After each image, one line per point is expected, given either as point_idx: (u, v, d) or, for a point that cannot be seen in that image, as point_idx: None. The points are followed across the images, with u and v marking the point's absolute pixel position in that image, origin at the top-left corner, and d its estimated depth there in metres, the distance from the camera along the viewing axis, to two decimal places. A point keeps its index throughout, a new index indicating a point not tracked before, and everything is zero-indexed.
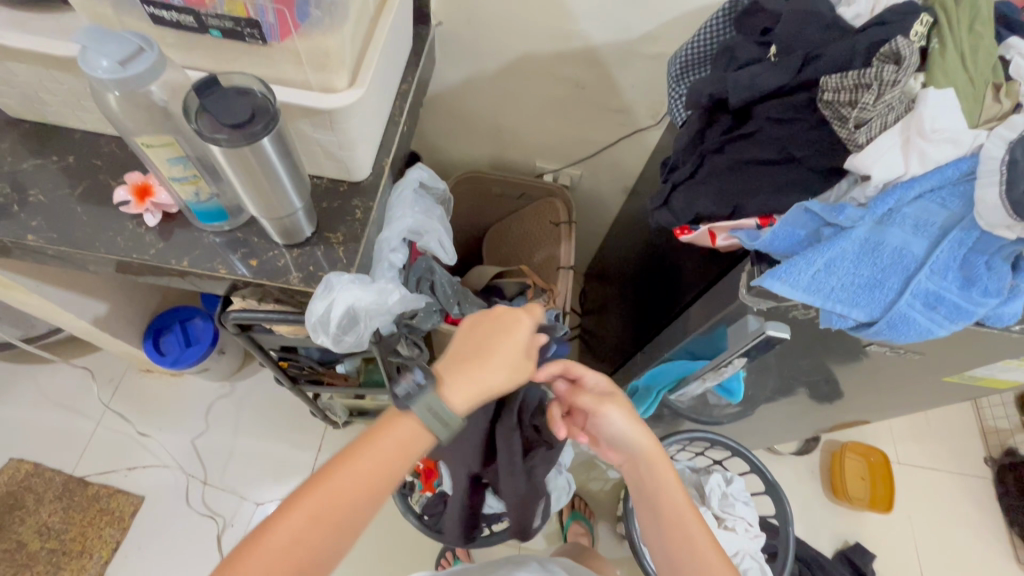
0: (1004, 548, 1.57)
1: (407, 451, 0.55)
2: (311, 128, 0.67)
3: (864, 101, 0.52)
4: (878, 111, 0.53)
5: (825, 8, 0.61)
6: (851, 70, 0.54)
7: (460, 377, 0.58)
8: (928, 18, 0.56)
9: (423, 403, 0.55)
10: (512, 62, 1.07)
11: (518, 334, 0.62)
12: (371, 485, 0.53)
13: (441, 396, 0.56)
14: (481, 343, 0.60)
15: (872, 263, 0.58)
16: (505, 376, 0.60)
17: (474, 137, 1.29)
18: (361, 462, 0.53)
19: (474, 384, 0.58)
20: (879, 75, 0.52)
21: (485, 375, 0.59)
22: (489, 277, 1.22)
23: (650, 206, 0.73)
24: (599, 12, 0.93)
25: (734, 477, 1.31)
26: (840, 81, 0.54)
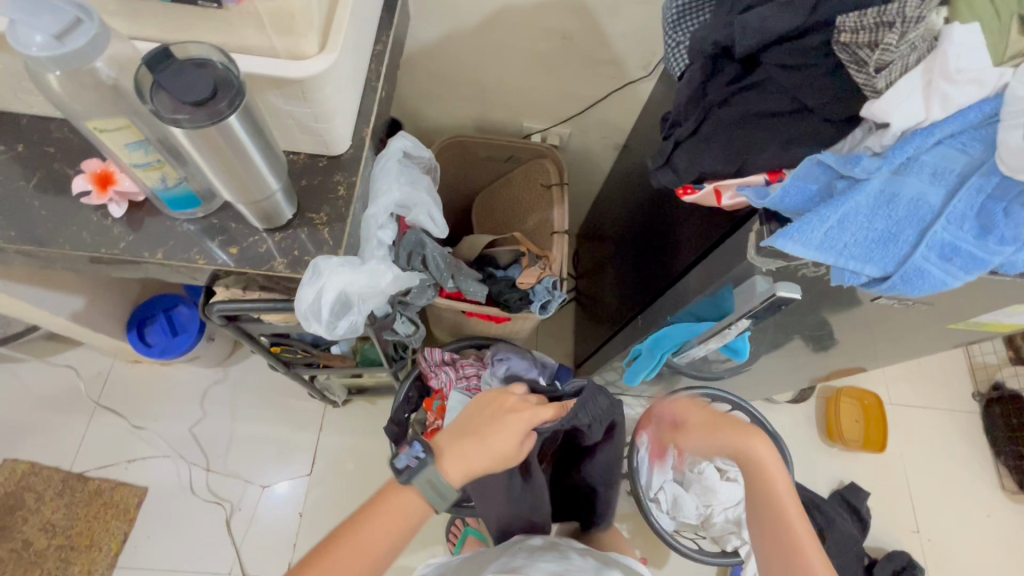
0: (991, 477, 1.64)
1: (404, 522, 0.66)
2: (283, 101, 0.61)
3: (886, 41, 0.48)
4: (901, 52, 0.49)
5: None
6: (870, 7, 0.50)
7: (461, 452, 0.69)
8: None
9: (423, 477, 0.66)
10: (493, 14, 0.99)
11: (519, 417, 0.73)
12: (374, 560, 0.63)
13: (439, 470, 0.67)
14: (473, 423, 0.72)
15: (887, 215, 0.56)
16: (496, 446, 0.70)
17: (456, 98, 1.22)
18: (363, 533, 0.63)
19: (469, 460, 0.68)
20: (902, 12, 0.48)
21: (473, 450, 0.69)
22: (483, 245, 1.18)
23: (650, 165, 0.70)
24: None
25: (735, 430, 1.33)
26: (859, 20, 0.49)
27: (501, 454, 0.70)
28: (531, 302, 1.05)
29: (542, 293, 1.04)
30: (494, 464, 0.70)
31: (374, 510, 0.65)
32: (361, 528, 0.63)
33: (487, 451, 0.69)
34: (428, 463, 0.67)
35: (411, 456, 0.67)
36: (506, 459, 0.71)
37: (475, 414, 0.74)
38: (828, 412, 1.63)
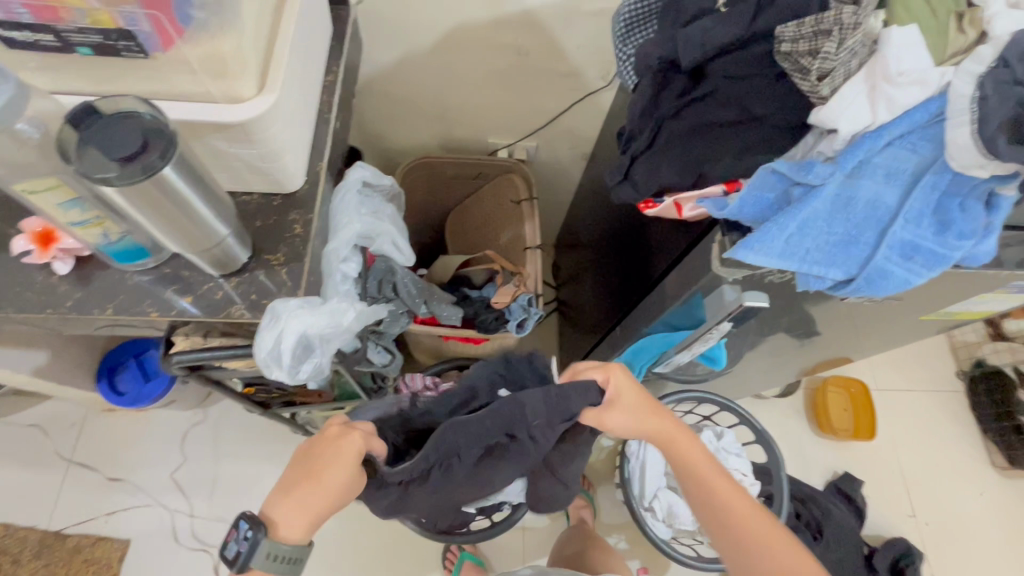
0: (980, 455, 1.65)
1: None
2: (226, 144, 0.59)
3: (826, 50, 0.48)
4: (841, 59, 0.48)
5: None
6: (806, 16, 0.49)
7: (294, 506, 0.55)
8: None
9: (264, 554, 0.52)
10: (446, 35, 0.98)
11: (352, 445, 0.60)
12: None
13: (278, 539, 0.54)
14: (298, 470, 0.58)
15: (846, 219, 0.55)
16: (331, 483, 0.57)
17: (418, 119, 1.21)
18: None
19: (304, 508, 0.56)
20: (838, 20, 0.47)
21: (307, 498, 0.56)
22: (456, 266, 1.17)
23: (610, 181, 0.68)
24: None
25: (725, 431, 1.32)
26: (798, 29, 0.49)
27: (333, 492, 0.57)
28: (508, 321, 1.04)
29: (518, 311, 1.03)
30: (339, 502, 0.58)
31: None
32: None
33: (320, 491, 0.57)
34: (258, 539, 0.52)
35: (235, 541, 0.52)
36: (345, 495, 0.58)
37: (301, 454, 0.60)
38: (816, 403, 1.63)
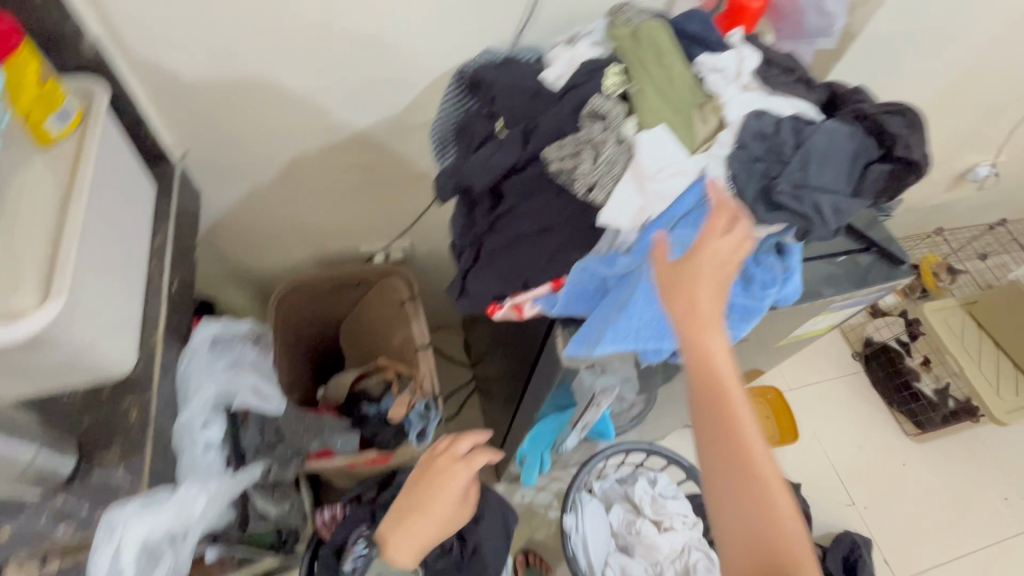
0: (892, 427, 1.77)
1: None
2: (19, 361, 0.55)
3: (583, 166, 0.52)
4: (601, 171, 0.53)
5: (527, 77, 0.58)
6: (565, 137, 0.53)
7: (401, 537, 0.71)
8: (618, 66, 0.55)
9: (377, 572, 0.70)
10: (285, 168, 0.99)
11: (452, 484, 0.75)
12: None
13: (387, 559, 0.70)
14: (411, 501, 0.74)
15: (661, 294, 0.59)
16: (428, 510, 0.73)
17: (283, 244, 1.19)
18: None
19: (412, 540, 0.71)
20: (583, 139, 0.52)
21: (413, 526, 0.72)
22: (350, 383, 1.13)
23: (451, 295, 0.69)
24: (351, 101, 0.89)
25: (658, 476, 1.33)
26: (559, 151, 0.53)
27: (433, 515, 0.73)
28: (408, 434, 1.01)
29: (417, 421, 1.01)
30: (434, 524, 0.73)
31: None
32: None
33: (425, 513, 0.73)
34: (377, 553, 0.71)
35: (356, 554, 0.78)
36: (445, 521, 0.73)
37: (423, 469, 0.77)
38: None
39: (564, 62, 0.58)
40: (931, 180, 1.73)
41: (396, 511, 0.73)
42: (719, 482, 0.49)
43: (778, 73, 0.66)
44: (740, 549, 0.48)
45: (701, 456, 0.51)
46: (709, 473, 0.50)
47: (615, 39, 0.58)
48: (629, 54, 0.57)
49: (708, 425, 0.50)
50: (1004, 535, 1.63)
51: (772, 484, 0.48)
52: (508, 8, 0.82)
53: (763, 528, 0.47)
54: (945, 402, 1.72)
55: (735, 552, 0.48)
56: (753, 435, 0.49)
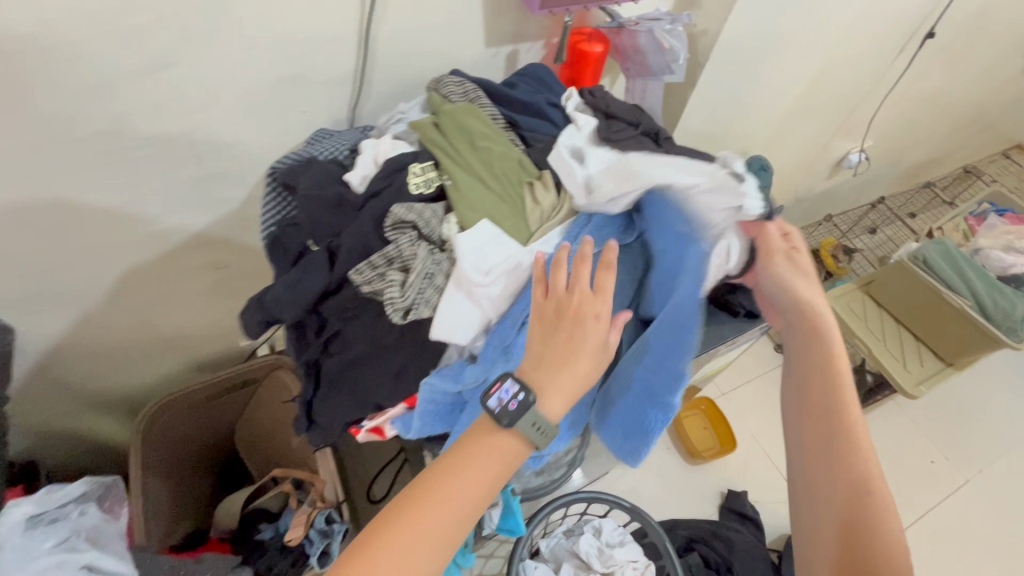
0: None
1: (497, 480, 0.44)
2: None
3: (396, 286, 0.45)
4: (420, 287, 0.45)
5: (327, 184, 0.51)
6: (372, 254, 0.46)
7: (547, 377, 0.44)
8: (420, 166, 0.49)
9: (528, 422, 0.43)
10: (117, 285, 0.85)
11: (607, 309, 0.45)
12: (458, 527, 0.41)
13: (540, 409, 0.43)
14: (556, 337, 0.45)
15: None
16: (581, 345, 0.44)
17: (142, 360, 1.04)
18: (432, 512, 0.41)
19: (565, 376, 0.44)
20: (390, 256, 0.45)
21: (562, 358, 0.44)
22: (242, 502, 1.00)
23: (298, 429, 0.59)
24: (176, 205, 0.78)
25: (602, 522, 1.27)
26: (366, 273, 0.45)
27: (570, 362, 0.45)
28: (310, 557, 0.89)
29: (318, 540, 0.89)
30: (594, 360, 0.44)
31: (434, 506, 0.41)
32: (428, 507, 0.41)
33: (590, 337, 0.45)
34: (530, 402, 0.43)
35: (507, 396, 0.43)
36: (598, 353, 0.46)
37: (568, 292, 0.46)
38: (680, 434, 1.67)
39: (367, 158, 0.51)
40: (812, 172, 1.82)
41: (535, 350, 0.45)
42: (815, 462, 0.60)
43: (621, 125, 0.61)
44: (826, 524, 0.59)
45: (797, 442, 0.62)
46: (808, 459, 0.60)
47: (420, 128, 0.52)
48: (440, 144, 0.51)
49: (808, 418, 0.60)
50: (941, 497, 1.69)
51: (856, 432, 0.59)
52: (335, 84, 0.74)
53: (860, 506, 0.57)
54: (863, 379, 1.79)
55: (823, 493, 0.59)
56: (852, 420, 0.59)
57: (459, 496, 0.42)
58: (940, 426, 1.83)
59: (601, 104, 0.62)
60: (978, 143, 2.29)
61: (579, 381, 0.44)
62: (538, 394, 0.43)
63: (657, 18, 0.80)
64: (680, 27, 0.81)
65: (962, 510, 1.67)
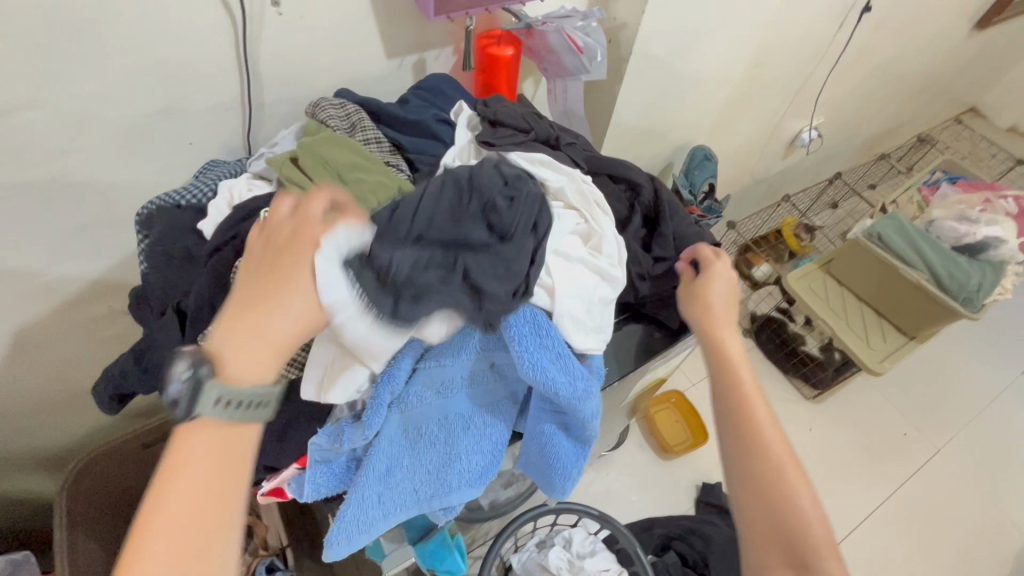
0: (794, 393, 1.80)
1: (224, 463, 0.36)
2: None
3: None
4: None
5: (182, 237, 0.47)
6: (223, 315, 0.42)
7: (238, 335, 0.37)
8: (275, 209, 0.45)
9: (208, 397, 0.35)
10: (14, 343, 0.79)
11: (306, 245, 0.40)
12: (188, 529, 0.34)
13: (224, 377, 0.36)
14: (259, 283, 0.39)
15: (429, 442, 0.50)
16: (267, 305, 0.38)
17: (66, 415, 0.98)
18: (148, 537, 0.33)
19: (251, 333, 0.38)
20: None
21: (249, 319, 0.38)
22: None
23: None
24: (63, 254, 0.72)
25: (573, 532, 1.24)
26: (215, 336, 0.41)
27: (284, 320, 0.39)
28: None
29: None
30: (280, 320, 0.38)
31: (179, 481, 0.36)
32: (145, 537, 0.33)
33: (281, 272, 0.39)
34: (207, 378, 0.36)
35: (180, 383, 0.36)
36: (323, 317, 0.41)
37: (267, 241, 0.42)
38: (652, 429, 1.66)
39: (219, 202, 0.47)
40: (766, 154, 1.80)
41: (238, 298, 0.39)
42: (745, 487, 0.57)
43: (510, 133, 0.58)
44: (766, 536, 0.56)
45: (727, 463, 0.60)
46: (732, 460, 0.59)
47: (280, 168, 0.48)
48: (300, 181, 0.47)
49: (736, 439, 0.59)
50: (915, 469, 1.69)
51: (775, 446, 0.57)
52: (223, 110, 0.69)
53: (784, 523, 0.56)
54: (830, 356, 1.78)
55: (755, 511, 0.57)
56: (768, 430, 0.58)
57: (181, 503, 0.34)
58: (910, 398, 1.84)
59: (490, 112, 0.59)
60: (933, 110, 2.29)
61: (265, 340, 0.38)
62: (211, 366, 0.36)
63: (567, 16, 0.77)
64: (592, 23, 0.77)
65: (937, 480, 1.68)
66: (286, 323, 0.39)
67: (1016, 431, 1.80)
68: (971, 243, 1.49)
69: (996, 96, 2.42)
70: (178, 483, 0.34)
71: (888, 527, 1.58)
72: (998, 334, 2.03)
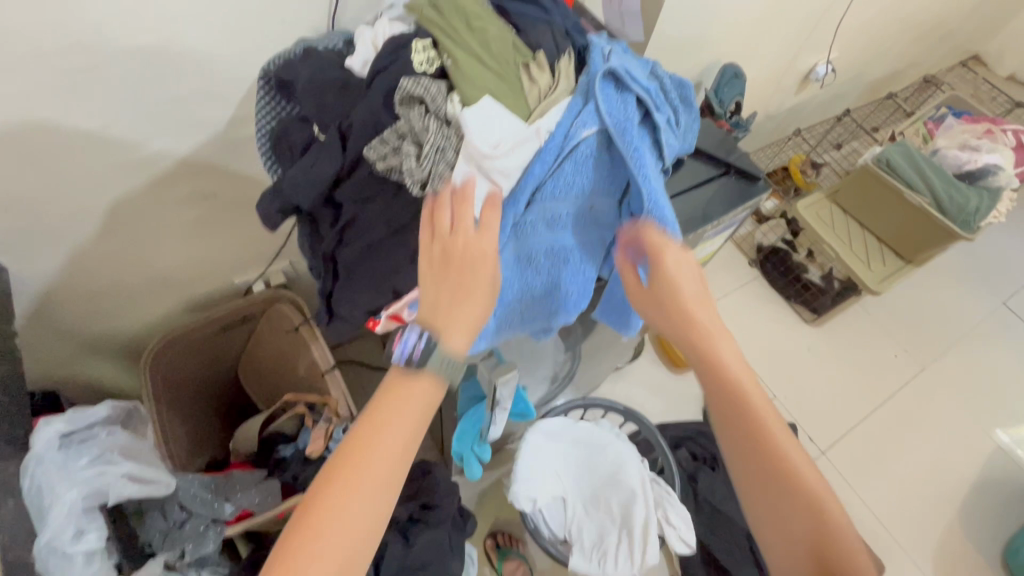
0: (793, 317, 1.90)
1: (492, 293, 0.48)
2: None
3: (408, 166, 0.49)
4: (429, 165, 0.49)
5: (329, 69, 0.53)
6: (385, 131, 0.49)
7: (444, 329, 0.46)
8: (424, 44, 0.52)
9: (433, 357, 0.46)
10: (109, 216, 0.85)
11: (483, 253, 0.47)
12: (491, 301, 0.47)
13: (446, 343, 0.46)
14: (441, 292, 0.46)
15: (536, 273, 0.57)
16: (468, 300, 0.46)
17: (142, 299, 1.05)
18: (454, 293, 0.46)
19: (458, 327, 0.46)
20: (409, 130, 0.49)
21: (459, 305, 0.46)
22: (258, 429, 1.04)
23: (321, 322, 0.62)
24: (161, 127, 0.77)
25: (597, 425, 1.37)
26: (380, 148, 0.49)
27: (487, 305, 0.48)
28: None
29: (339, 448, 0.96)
30: (480, 302, 0.47)
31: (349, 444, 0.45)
32: (447, 277, 0.47)
33: (470, 294, 0.47)
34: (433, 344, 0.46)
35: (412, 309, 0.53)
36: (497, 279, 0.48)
37: (439, 257, 0.47)
38: (662, 347, 1.77)
39: (366, 44, 0.53)
40: (780, 87, 1.83)
41: (434, 290, 0.46)
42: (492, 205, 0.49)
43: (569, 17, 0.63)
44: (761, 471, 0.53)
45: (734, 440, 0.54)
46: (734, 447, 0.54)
47: (419, 16, 0.55)
48: (433, 20, 0.54)
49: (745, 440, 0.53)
50: (904, 382, 1.81)
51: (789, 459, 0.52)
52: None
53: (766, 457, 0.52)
54: (831, 284, 1.84)
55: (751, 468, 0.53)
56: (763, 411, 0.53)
57: (472, 304, 0.47)
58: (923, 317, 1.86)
59: None
60: (939, 53, 2.34)
61: (474, 306, 0.47)
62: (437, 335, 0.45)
63: None
64: None
65: (922, 396, 1.79)
66: (491, 292, 0.48)
67: (1002, 354, 1.90)
68: (971, 170, 1.59)
69: (1001, 44, 2.47)
70: (448, 304, 0.46)
71: (870, 436, 1.71)
72: (995, 263, 2.08)
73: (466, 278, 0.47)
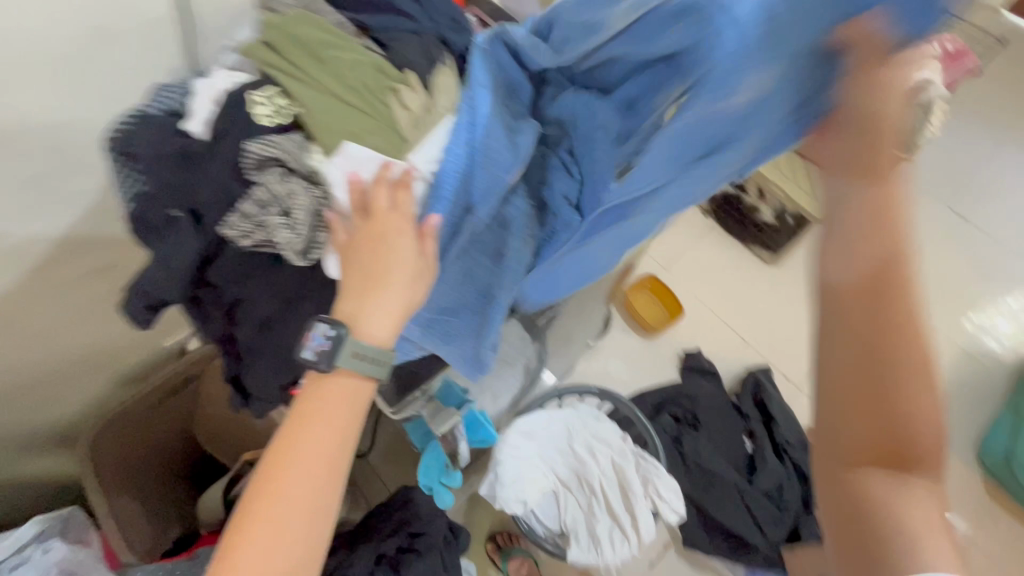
0: (754, 257, 1.89)
1: (316, 493, 0.48)
2: None
3: (281, 236, 0.45)
4: (305, 231, 0.46)
5: (164, 138, 0.47)
6: (243, 201, 0.45)
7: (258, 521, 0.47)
8: (265, 91, 0.47)
9: (349, 354, 0.47)
10: None
11: (313, 446, 0.48)
12: (314, 500, 0.48)
13: (358, 335, 0.47)
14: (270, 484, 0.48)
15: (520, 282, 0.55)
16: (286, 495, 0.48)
17: (63, 387, 0.97)
18: (282, 486, 0.47)
19: (268, 528, 0.47)
20: (271, 198, 0.45)
21: (270, 507, 0.47)
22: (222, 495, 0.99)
23: (235, 405, 0.58)
24: (21, 212, 0.68)
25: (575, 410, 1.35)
26: (241, 221, 0.45)
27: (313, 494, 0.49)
28: None
29: None
30: (296, 502, 0.48)
31: (266, 472, 0.48)
32: (286, 461, 0.48)
33: (294, 484, 0.48)
34: (344, 334, 0.47)
35: (318, 342, 0.47)
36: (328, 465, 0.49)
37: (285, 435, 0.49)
38: (630, 313, 1.75)
39: (200, 98, 0.48)
40: None
41: (277, 458, 0.48)
42: (400, 182, 0.46)
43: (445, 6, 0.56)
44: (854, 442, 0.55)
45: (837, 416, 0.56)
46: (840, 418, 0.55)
47: (253, 56, 0.49)
48: (274, 61, 0.48)
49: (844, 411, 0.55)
50: None
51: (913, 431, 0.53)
52: (152, 27, 0.63)
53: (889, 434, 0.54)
54: (784, 221, 1.75)
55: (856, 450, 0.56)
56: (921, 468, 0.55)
57: (298, 492, 0.48)
58: None
59: None
60: None
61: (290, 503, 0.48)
62: (349, 325, 0.47)
63: None
64: None
65: None
66: (312, 484, 0.48)
67: None
68: None
69: None
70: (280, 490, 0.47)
71: None
72: None
73: (295, 474, 0.48)
